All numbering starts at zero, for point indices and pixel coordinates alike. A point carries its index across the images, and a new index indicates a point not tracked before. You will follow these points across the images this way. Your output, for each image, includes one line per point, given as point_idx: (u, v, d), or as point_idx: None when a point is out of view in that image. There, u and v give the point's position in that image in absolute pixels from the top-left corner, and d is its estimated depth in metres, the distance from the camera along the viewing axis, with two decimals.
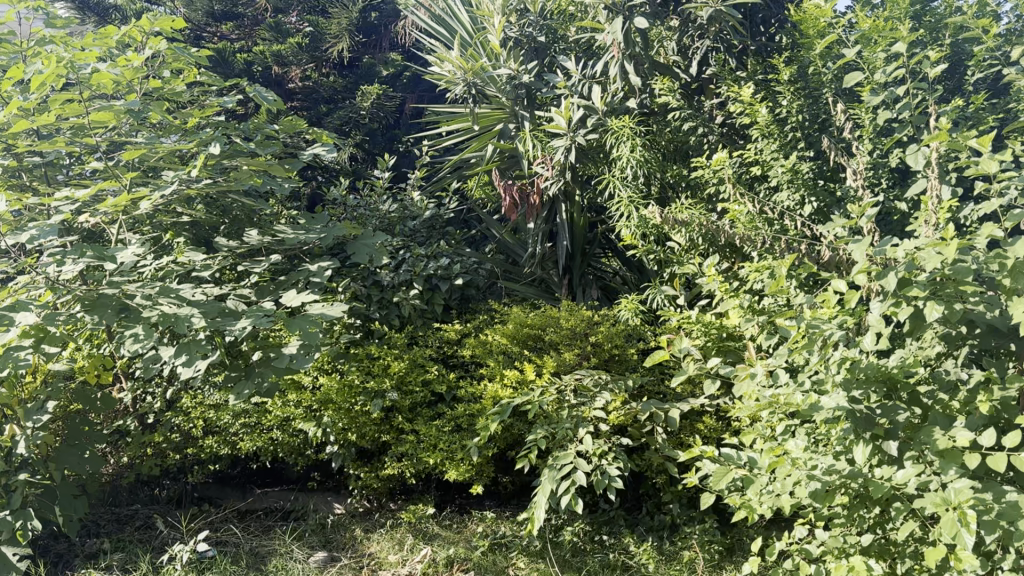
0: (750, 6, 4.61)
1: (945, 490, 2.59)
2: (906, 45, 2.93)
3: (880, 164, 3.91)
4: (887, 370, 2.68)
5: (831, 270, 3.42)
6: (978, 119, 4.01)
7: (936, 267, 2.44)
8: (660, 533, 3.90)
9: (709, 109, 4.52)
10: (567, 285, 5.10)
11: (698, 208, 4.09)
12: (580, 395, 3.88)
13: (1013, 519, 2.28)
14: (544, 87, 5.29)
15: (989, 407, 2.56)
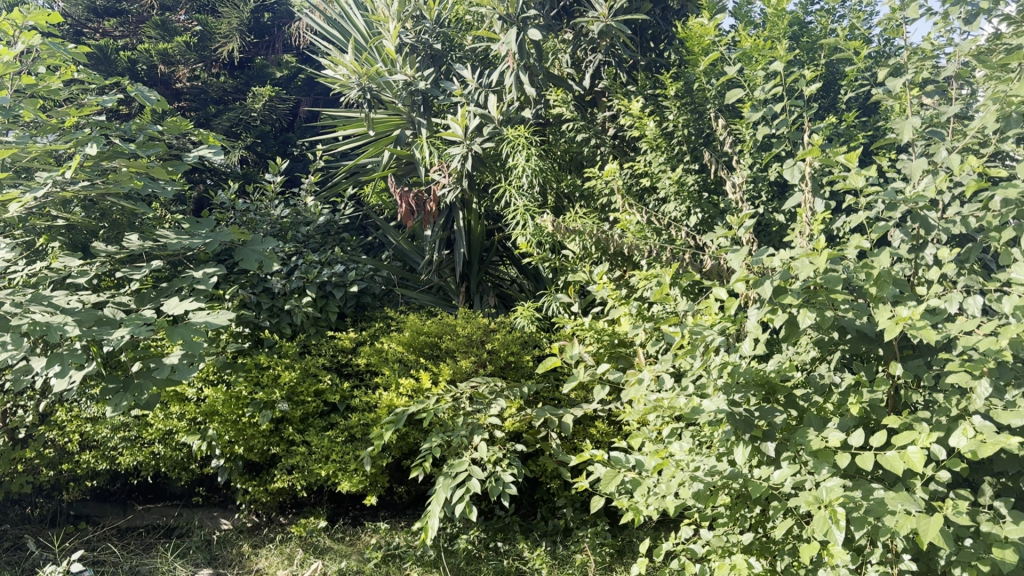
0: (640, 22, 4.74)
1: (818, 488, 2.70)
2: (782, 65, 3.07)
3: (760, 177, 3.97)
4: (765, 375, 2.80)
5: (714, 278, 3.54)
6: (850, 137, 4.21)
7: (810, 276, 2.56)
8: (553, 538, 3.93)
9: (601, 121, 4.61)
10: (464, 292, 5.09)
11: (591, 218, 4.16)
12: (476, 403, 3.76)
13: (880, 515, 2.40)
14: (441, 94, 5.29)
15: (858, 408, 2.69)
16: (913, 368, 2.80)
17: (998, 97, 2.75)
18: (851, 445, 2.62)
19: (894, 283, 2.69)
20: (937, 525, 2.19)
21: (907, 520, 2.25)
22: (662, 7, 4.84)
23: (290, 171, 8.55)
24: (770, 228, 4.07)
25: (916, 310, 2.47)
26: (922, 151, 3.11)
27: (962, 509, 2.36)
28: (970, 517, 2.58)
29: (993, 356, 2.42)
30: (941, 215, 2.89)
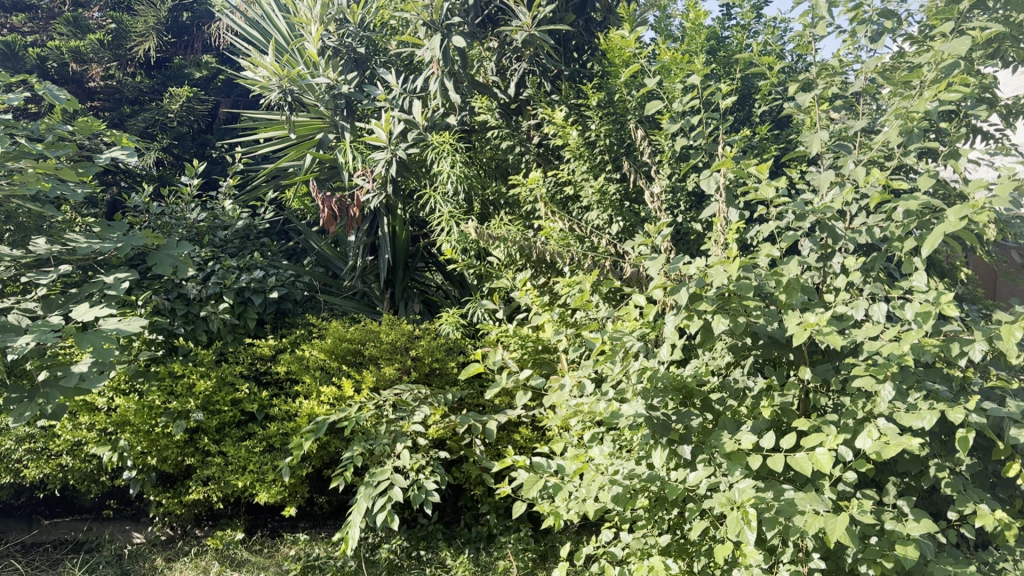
0: (564, 33, 4.80)
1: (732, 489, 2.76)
2: (698, 78, 3.14)
3: (679, 187, 4.03)
4: (683, 379, 2.85)
5: (634, 286, 3.60)
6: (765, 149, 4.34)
7: (723, 283, 2.63)
8: (477, 544, 3.92)
9: (526, 129, 4.64)
10: (389, 298, 5.04)
11: (516, 226, 4.17)
12: (399, 410, 3.71)
13: (790, 515, 2.47)
14: (365, 98, 5.24)
15: (770, 411, 2.77)
16: (822, 373, 2.90)
17: (900, 113, 2.87)
18: (764, 447, 2.69)
19: (804, 291, 2.78)
20: (842, 523, 2.26)
21: (815, 519, 2.31)
22: (585, 18, 4.91)
23: (208, 174, 8.34)
24: (689, 236, 4.15)
25: (823, 316, 2.56)
26: (830, 163, 3.23)
27: (866, 508, 2.45)
28: (875, 516, 2.67)
29: (894, 361, 2.52)
30: (848, 226, 3.00)
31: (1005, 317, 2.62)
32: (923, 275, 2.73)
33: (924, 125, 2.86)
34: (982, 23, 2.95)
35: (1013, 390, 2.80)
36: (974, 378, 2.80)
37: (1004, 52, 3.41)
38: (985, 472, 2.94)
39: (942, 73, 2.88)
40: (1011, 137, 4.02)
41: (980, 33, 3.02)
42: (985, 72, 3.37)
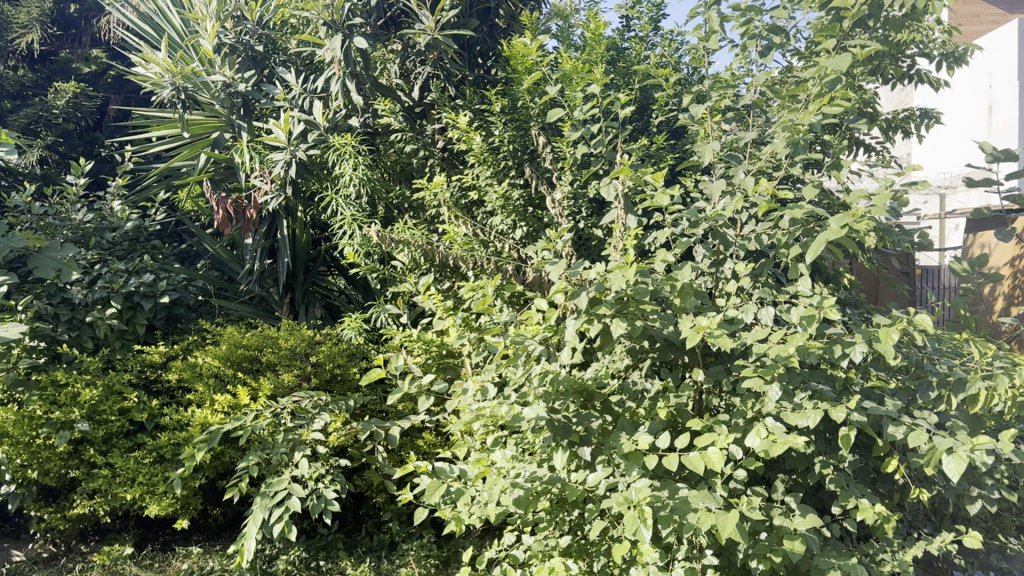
0: (467, 38, 4.82)
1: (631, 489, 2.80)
2: (597, 88, 3.21)
3: (581, 194, 4.04)
4: (584, 382, 2.87)
5: (536, 290, 3.62)
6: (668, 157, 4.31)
7: (622, 288, 2.67)
8: (378, 553, 3.87)
9: (430, 134, 4.62)
10: (288, 303, 4.94)
11: (421, 230, 4.11)
12: (298, 418, 3.59)
13: (684, 513, 2.52)
14: (263, 98, 5.12)
15: (666, 412, 2.84)
16: (715, 375, 2.99)
17: (787, 125, 3.00)
18: (659, 448, 2.75)
19: (697, 294, 2.86)
20: (732, 520, 2.33)
21: (708, 517, 2.37)
22: (489, 24, 4.93)
23: (96, 173, 7.98)
24: (590, 242, 4.18)
25: (715, 319, 2.63)
26: (722, 173, 3.34)
27: (755, 505, 2.52)
28: (765, 512, 2.76)
29: (781, 362, 2.62)
30: (739, 233, 3.11)
31: (883, 320, 2.76)
32: (808, 281, 2.85)
33: (809, 137, 2.99)
34: (862, 41, 3.09)
35: (891, 390, 2.94)
36: (855, 379, 2.93)
37: (883, 70, 3.60)
38: (866, 468, 3.08)
39: (826, 87, 3.01)
40: (891, 150, 4.24)
41: (860, 51, 3.17)
42: (866, 88, 3.55)
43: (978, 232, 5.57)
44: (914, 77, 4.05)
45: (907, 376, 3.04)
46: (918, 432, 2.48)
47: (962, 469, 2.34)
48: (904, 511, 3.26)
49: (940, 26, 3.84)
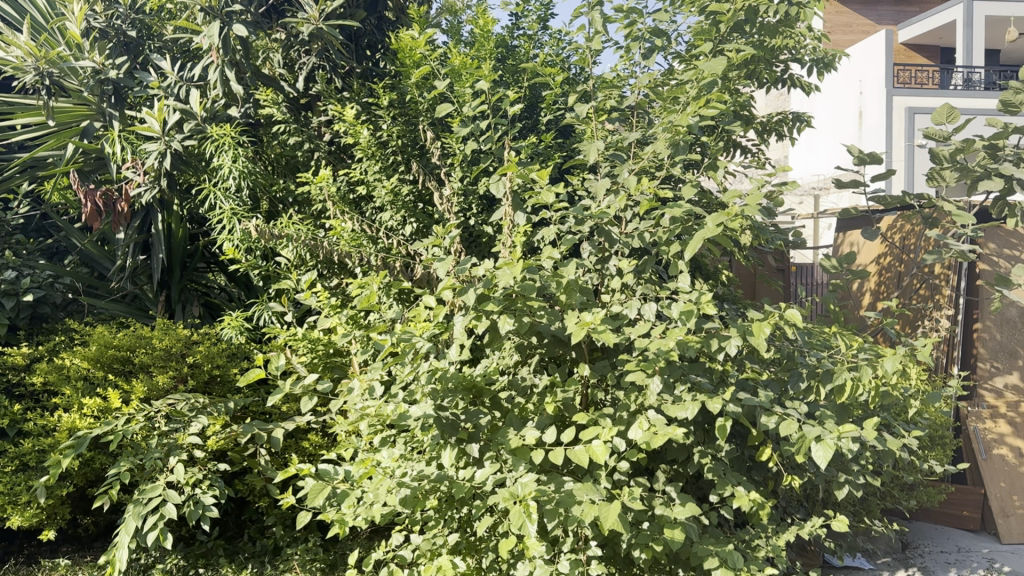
0: (354, 30, 4.72)
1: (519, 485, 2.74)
2: (485, 84, 3.20)
3: (470, 191, 3.95)
4: (472, 378, 2.84)
5: (423, 287, 3.57)
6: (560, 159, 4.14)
7: (509, 284, 2.62)
8: (261, 559, 3.75)
9: (316, 126, 4.50)
10: (164, 301, 4.74)
11: (306, 225, 3.97)
12: (173, 421, 3.42)
13: (569, 506, 2.52)
14: (136, 85, 4.88)
15: (554, 406, 2.82)
16: (600, 369, 3.02)
17: (668, 126, 3.06)
18: (547, 443, 2.73)
19: (582, 291, 2.87)
20: (614, 511, 2.31)
21: (592, 509, 2.38)
22: (377, 16, 4.85)
23: None
24: (480, 239, 4.06)
25: (599, 315, 2.63)
26: (607, 171, 3.39)
27: (637, 496, 2.54)
28: (646, 502, 2.81)
29: (662, 356, 2.68)
30: (623, 231, 3.16)
31: (756, 315, 2.86)
32: (687, 277, 2.93)
33: (689, 138, 3.07)
34: (737, 46, 3.23)
35: (764, 380, 3.05)
36: (732, 370, 3.03)
37: (759, 74, 3.74)
38: (743, 457, 3.17)
39: (703, 90, 3.11)
40: (766, 152, 4.42)
41: (735, 55, 3.29)
42: (742, 92, 3.69)
43: (847, 230, 5.87)
44: (787, 82, 4.22)
45: (780, 368, 3.16)
46: (789, 422, 2.58)
47: (829, 457, 2.42)
48: (778, 497, 3.39)
49: (811, 34, 4.02)
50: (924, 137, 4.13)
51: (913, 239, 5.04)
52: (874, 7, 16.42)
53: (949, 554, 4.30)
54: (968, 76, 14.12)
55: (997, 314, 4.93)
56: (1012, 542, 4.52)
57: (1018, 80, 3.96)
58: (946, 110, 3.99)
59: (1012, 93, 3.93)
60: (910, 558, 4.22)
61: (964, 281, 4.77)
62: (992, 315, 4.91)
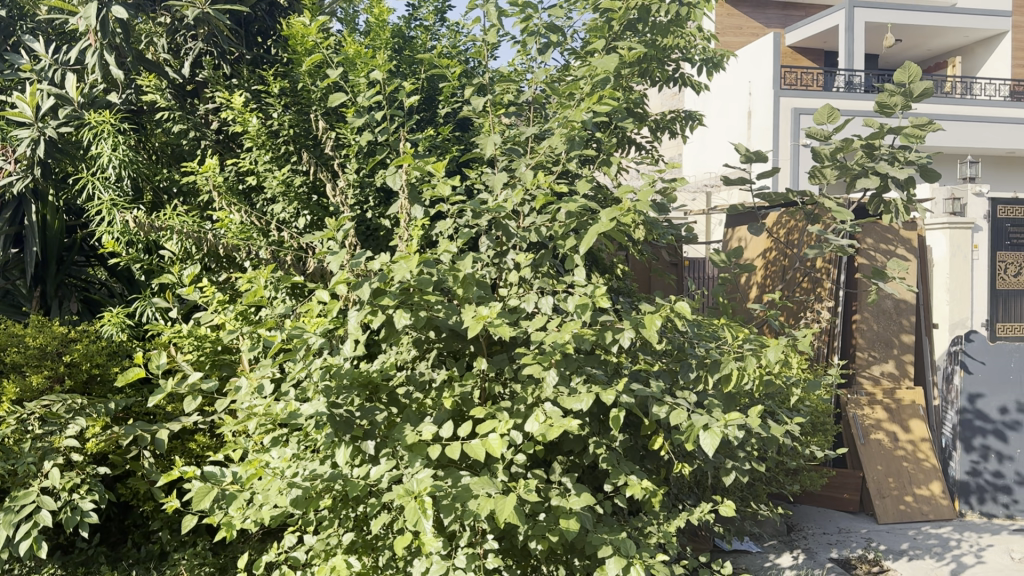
0: (242, 15, 4.57)
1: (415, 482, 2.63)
2: (380, 74, 3.15)
3: (366, 182, 3.75)
4: (368, 372, 2.68)
5: (316, 281, 3.49)
6: (459, 150, 4.01)
7: (405, 279, 2.44)
8: (146, 565, 3.59)
9: (203, 114, 4.34)
10: (39, 297, 4.49)
11: (192, 216, 3.79)
12: (47, 423, 3.23)
13: (466, 500, 2.43)
14: (6, 69, 4.58)
15: (453, 401, 2.70)
16: (498, 363, 2.99)
17: (563, 122, 3.07)
18: (445, 438, 2.60)
19: (479, 284, 2.72)
20: (510, 502, 2.26)
21: (487, 501, 2.30)
22: (268, 2, 4.71)
23: None
24: (378, 233, 3.87)
25: (496, 309, 2.54)
26: (504, 165, 3.37)
27: (533, 487, 2.48)
28: (542, 494, 2.80)
29: (558, 349, 2.68)
30: (521, 224, 3.14)
31: (649, 308, 2.91)
32: (582, 270, 2.95)
33: (584, 133, 3.10)
34: (630, 43, 3.25)
35: (655, 371, 3.12)
36: (625, 362, 3.06)
37: (651, 72, 3.82)
38: (636, 446, 3.21)
39: (595, 86, 3.16)
40: (659, 149, 4.53)
41: (628, 52, 3.32)
42: (635, 89, 3.76)
43: (736, 226, 6.12)
44: (679, 81, 4.32)
45: (671, 358, 3.23)
46: (679, 411, 2.65)
47: (717, 445, 2.50)
48: (669, 484, 3.48)
49: (700, 34, 4.13)
50: (806, 136, 4.30)
51: (797, 234, 5.25)
52: (761, 10, 17.04)
53: (830, 534, 4.53)
54: (849, 79, 14.80)
55: (874, 305, 5.25)
56: (888, 521, 4.76)
57: (892, 83, 4.17)
58: (827, 111, 4.17)
59: (888, 95, 4.13)
60: (794, 540, 4.42)
61: (843, 274, 5.01)
62: (869, 306, 5.22)
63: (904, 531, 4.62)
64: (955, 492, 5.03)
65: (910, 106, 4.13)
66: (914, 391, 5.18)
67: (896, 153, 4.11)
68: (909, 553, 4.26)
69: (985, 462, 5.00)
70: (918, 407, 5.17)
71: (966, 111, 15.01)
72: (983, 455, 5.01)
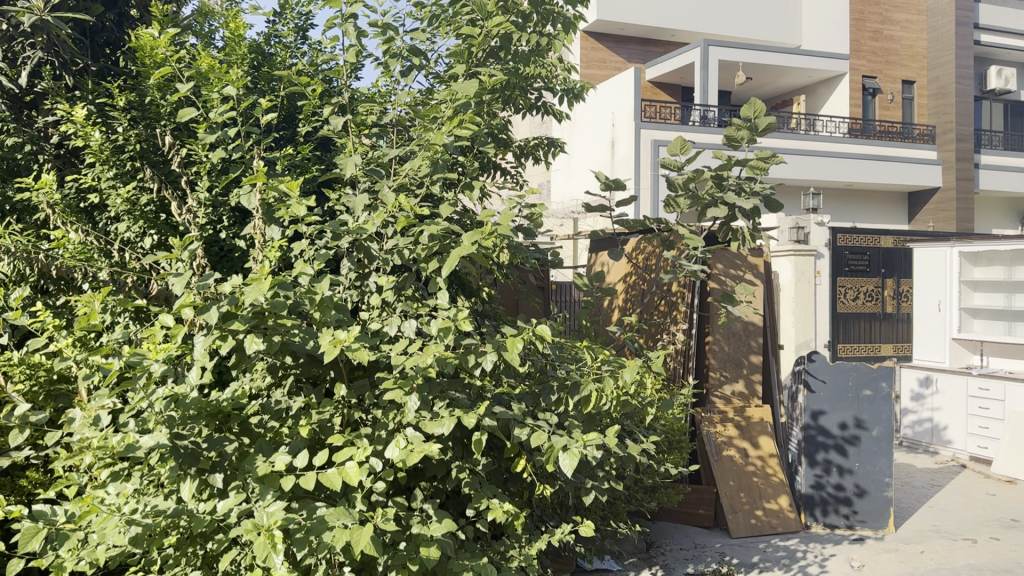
0: (88, 25, 4.35)
1: (264, 516, 2.48)
2: (234, 90, 3.03)
3: (219, 201, 3.63)
4: (217, 402, 2.51)
5: (161, 304, 3.29)
6: (319, 169, 3.90)
7: (255, 302, 2.30)
8: None
9: (42, 126, 4.07)
10: None
11: (25, 234, 3.51)
12: None
13: (320, 533, 2.29)
14: None
15: (308, 429, 2.56)
16: (358, 389, 2.81)
17: (424, 146, 3.04)
18: (300, 468, 2.45)
19: (337, 308, 2.59)
20: (368, 532, 2.16)
21: (342, 534, 2.19)
22: (117, 12, 4.54)
23: None
24: (232, 254, 3.72)
25: (354, 332, 2.40)
26: (365, 187, 3.31)
27: (391, 517, 2.38)
28: (403, 522, 2.68)
29: (420, 373, 2.56)
30: (383, 246, 3.02)
31: (510, 331, 2.91)
32: (446, 294, 2.90)
33: (446, 157, 3.08)
34: (490, 70, 3.28)
35: (518, 394, 3.09)
36: (488, 386, 3.02)
37: (514, 100, 3.88)
38: (499, 469, 3.19)
39: (456, 111, 3.18)
40: (523, 174, 4.60)
41: (488, 78, 3.34)
42: (498, 116, 3.80)
43: (598, 252, 6.33)
44: (541, 109, 4.41)
45: (532, 380, 3.24)
46: (540, 433, 2.66)
47: (575, 465, 2.51)
48: (532, 507, 3.46)
49: (561, 64, 4.24)
50: (661, 166, 4.48)
51: (655, 259, 5.46)
52: (625, 45, 17.66)
53: (687, 550, 4.68)
54: (704, 113, 15.62)
55: (726, 327, 5.51)
56: (740, 535, 4.98)
57: (739, 117, 4.40)
58: (680, 143, 4.37)
59: (736, 128, 4.36)
60: (653, 557, 4.54)
61: (697, 297, 5.25)
62: (721, 329, 5.48)
63: (755, 545, 4.84)
64: (801, 505, 5.31)
65: (756, 140, 4.38)
66: (763, 409, 5.44)
67: (743, 184, 4.35)
68: (760, 565, 4.46)
69: (828, 476, 5.31)
70: (766, 423, 5.43)
71: (807, 145, 16.27)
72: (825, 468, 5.32)
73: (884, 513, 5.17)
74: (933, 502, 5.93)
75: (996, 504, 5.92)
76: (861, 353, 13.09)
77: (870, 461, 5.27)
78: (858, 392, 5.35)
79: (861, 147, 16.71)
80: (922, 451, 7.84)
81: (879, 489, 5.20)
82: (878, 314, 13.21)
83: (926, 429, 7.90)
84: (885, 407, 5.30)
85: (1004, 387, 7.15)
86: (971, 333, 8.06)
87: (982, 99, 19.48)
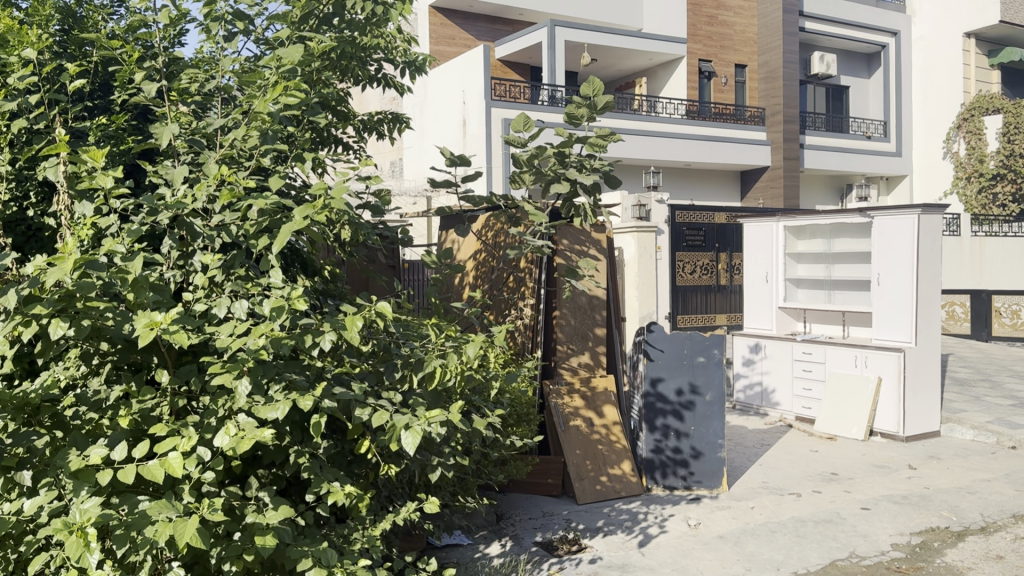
0: None
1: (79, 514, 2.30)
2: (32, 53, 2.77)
3: (24, 175, 3.31)
4: (23, 394, 2.30)
5: None
6: (139, 139, 3.63)
7: (59, 284, 2.11)
8: None
9: None
10: None
11: None
12: None
13: (141, 528, 2.15)
14: None
15: (128, 420, 2.39)
16: (185, 374, 2.64)
17: (252, 117, 2.90)
18: (119, 460, 2.29)
19: (156, 288, 2.42)
20: (193, 524, 2.05)
21: (164, 528, 2.06)
22: None
23: None
24: (42, 233, 3.42)
25: (171, 314, 2.24)
26: (187, 159, 3.13)
27: (219, 507, 2.26)
28: (237, 511, 2.56)
29: (250, 355, 2.44)
30: (208, 223, 2.86)
31: (349, 309, 2.82)
32: (279, 272, 2.77)
33: (275, 127, 2.95)
34: (320, 37, 3.17)
35: (359, 374, 3.02)
36: (328, 366, 2.93)
37: (350, 70, 3.80)
38: (341, 451, 3.12)
39: (284, 78, 3.05)
40: (366, 149, 4.50)
41: (316, 46, 3.23)
42: (333, 86, 3.69)
43: (447, 229, 6.32)
44: (381, 81, 4.30)
45: (375, 359, 3.18)
46: (381, 412, 2.61)
47: (417, 443, 2.50)
48: (377, 488, 3.43)
49: (398, 36, 4.14)
50: (504, 142, 4.49)
51: (502, 236, 5.51)
52: (473, 22, 17.63)
53: (535, 519, 4.79)
54: (553, 93, 15.89)
55: (571, 301, 5.62)
56: (586, 501, 5.15)
57: (578, 94, 4.47)
58: (523, 119, 4.39)
59: (575, 106, 4.46)
60: (503, 528, 4.62)
61: (543, 273, 5.35)
62: (567, 303, 5.59)
63: (600, 509, 5.03)
64: (643, 469, 5.54)
65: (595, 118, 4.47)
66: (606, 379, 5.61)
67: (583, 161, 4.43)
68: (604, 529, 4.63)
69: (667, 440, 5.57)
70: (610, 393, 5.61)
71: (651, 126, 16.91)
72: (664, 433, 5.57)
73: (718, 473, 5.50)
74: (763, 461, 6.36)
75: (818, 459, 6.42)
76: (698, 324, 13.80)
77: (704, 424, 5.58)
78: (693, 358, 5.62)
79: (701, 129, 17.63)
80: (753, 413, 8.36)
81: (713, 451, 5.52)
82: (713, 286, 13.94)
83: (756, 393, 8.45)
84: (716, 373, 5.60)
85: (824, 350, 7.74)
86: (795, 302, 8.72)
87: (807, 83, 20.88)
